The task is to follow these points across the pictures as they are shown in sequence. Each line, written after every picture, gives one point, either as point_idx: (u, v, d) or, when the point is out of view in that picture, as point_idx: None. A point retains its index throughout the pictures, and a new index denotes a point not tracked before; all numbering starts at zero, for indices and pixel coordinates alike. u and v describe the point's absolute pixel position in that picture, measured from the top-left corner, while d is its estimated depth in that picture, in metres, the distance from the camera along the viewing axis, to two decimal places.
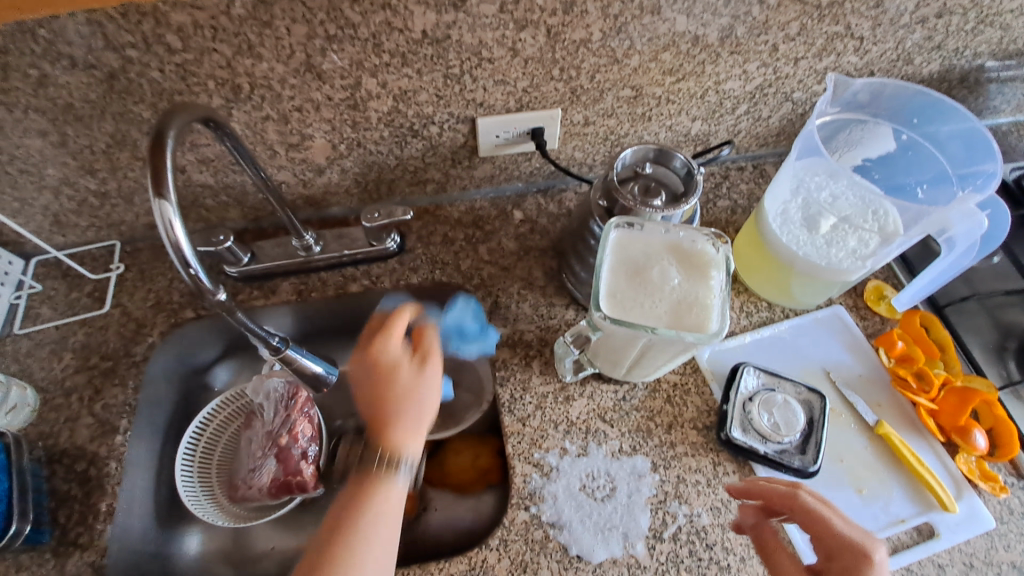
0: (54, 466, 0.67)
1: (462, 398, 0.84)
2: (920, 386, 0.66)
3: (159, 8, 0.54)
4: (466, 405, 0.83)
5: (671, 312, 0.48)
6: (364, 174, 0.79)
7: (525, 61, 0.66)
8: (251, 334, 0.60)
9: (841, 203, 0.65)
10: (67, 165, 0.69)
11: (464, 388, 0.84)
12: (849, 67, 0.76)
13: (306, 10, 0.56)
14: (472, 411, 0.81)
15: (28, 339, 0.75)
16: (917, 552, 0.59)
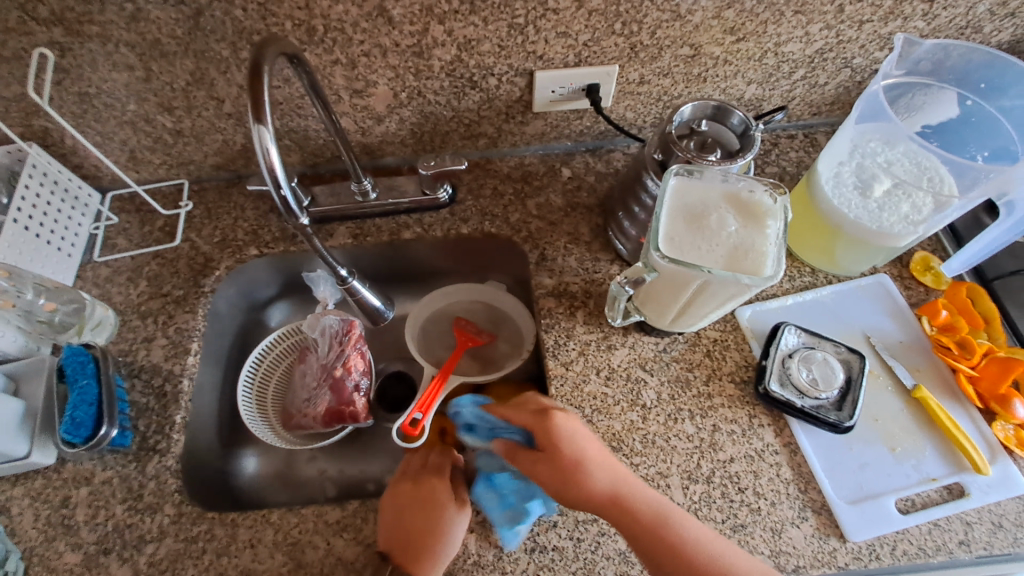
0: (134, 380, 0.73)
1: (500, 348, 0.86)
2: (961, 354, 0.67)
3: None
4: (505, 354, 0.86)
5: (727, 256, 0.50)
6: (420, 124, 0.81)
7: (590, 13, 0.67)
8: (326, 262, 0.68)
9: (896, 169, 0.65)
10: (148, 101, 0.73)
11: (503, 338, 0.86)
12: (914, 33, 0.74)
13: None
14: (511, 360, 0.84)
15: (106, 267, 0.81)
16: (945, 508, 0.61)
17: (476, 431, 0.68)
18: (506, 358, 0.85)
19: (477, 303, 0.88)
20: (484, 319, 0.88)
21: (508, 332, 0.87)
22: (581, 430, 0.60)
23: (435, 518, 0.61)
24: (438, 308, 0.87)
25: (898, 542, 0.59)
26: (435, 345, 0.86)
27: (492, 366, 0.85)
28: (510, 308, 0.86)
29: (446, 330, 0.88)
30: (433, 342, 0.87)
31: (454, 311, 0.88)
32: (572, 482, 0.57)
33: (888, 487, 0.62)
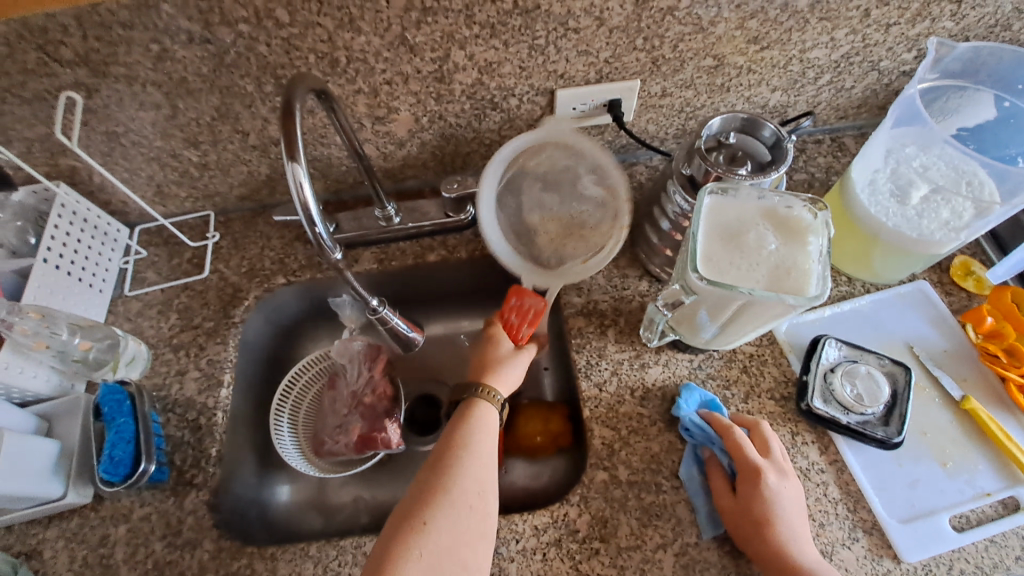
0: (168, 414, 0.73)
1: (590, 191, 0.74)
2: (1010, 362, 0.65)
3: None
4: (597, 199, 0.74)
5: (768, 276, 0.49)
6: (441, 147, 0.81)
7: (611, 30, 0.66)
8: (356, 291, 0.67)
9: (933, 173, 0.64)
10: (173, 137, 0.74)
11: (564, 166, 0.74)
12: (943, 33, 0.73)
13: None
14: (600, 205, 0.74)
15: (137, 301, 0.82)
16: (1003, 525, 0.58)
17: (695, 436, 0.63)
18: (598, 208, 0.74)
19: (553, 147, 0.74)
20: (563, 162, 0.75)
21: (588, 165, 0.74)
22: (791, 489, 0.58)
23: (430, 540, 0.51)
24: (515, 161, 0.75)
25: (955, 562, 0.57)
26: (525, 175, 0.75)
27: (585, 224, 0.74)
28: (597, 155, 0.73)
29: (537, 187, 0.76)
30: (529, 170, 0.75)
31: (530, 149, 0.75)
32: (753, 529, 0.56)
33: (941, 504, 0.60)
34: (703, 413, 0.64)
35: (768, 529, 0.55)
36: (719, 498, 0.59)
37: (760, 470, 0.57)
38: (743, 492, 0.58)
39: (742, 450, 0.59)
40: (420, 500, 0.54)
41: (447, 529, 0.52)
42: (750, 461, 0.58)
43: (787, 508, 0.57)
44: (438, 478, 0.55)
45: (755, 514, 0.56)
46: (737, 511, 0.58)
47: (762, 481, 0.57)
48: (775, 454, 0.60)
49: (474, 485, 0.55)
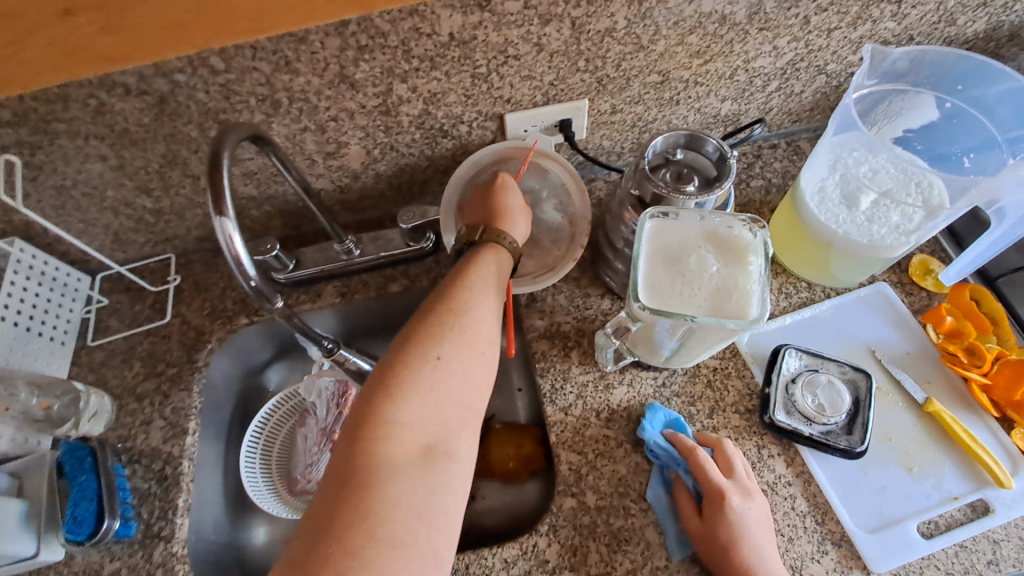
0: (135, 466, 0.72)
1: (548, 216, 0.76)
2: (970, 361, 0.65)
3: (250, 21, 0.58)
4: (555, 226, 0.76)
5: (710, 300, 0.49)
6: (397, 176, 0.81)
7: (551, 54, 0.66)
8: (300, 330, 0.67)
9: (882, 177, 0.63)
10: (124, 186, 0.74)
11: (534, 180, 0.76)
12: (886, 33, 0.73)
13: (340, 23, 0.58)
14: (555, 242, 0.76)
15: (101, 350, 0.81)
16: (970, 528, 0.58)
17: (660, 458, 0.63)
18: (554, 231, 0.76)
19: (519, 161, 0.75)
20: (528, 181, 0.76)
21: (552, 192, 0.76)
22: (756, 508, 0.57)
23: (391, 444, 0.49)
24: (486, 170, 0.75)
25: (924, 569, 0.57)
26: (485, 186, 0.76)
27: (541, 244, 0.76)
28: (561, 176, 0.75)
29: None
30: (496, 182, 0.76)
31: (498, 162, 0.76)
32: (722, 555, 0.55)
33: (908, 510, 0.59)
34: (667, 435, 0.63)
35: (738, 551, 0.55)
36: (688, 524, 0.58)
37: (725, 492, 0.57)
38: (712, 517, 0.57)
39: (706, 472, 0.58)
40: (393, 372, 0.52)
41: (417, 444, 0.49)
42: (716, 483, 0.57)
43: (755, 530, 0.56)
44: (416, 347, 0.54)
45: (724, 539, 0.55)
46: (707, 538, 0.56)
47: (728, 503, 0.56)
48: (740, 473, 0.59)
49: (453, 413, 0.52)
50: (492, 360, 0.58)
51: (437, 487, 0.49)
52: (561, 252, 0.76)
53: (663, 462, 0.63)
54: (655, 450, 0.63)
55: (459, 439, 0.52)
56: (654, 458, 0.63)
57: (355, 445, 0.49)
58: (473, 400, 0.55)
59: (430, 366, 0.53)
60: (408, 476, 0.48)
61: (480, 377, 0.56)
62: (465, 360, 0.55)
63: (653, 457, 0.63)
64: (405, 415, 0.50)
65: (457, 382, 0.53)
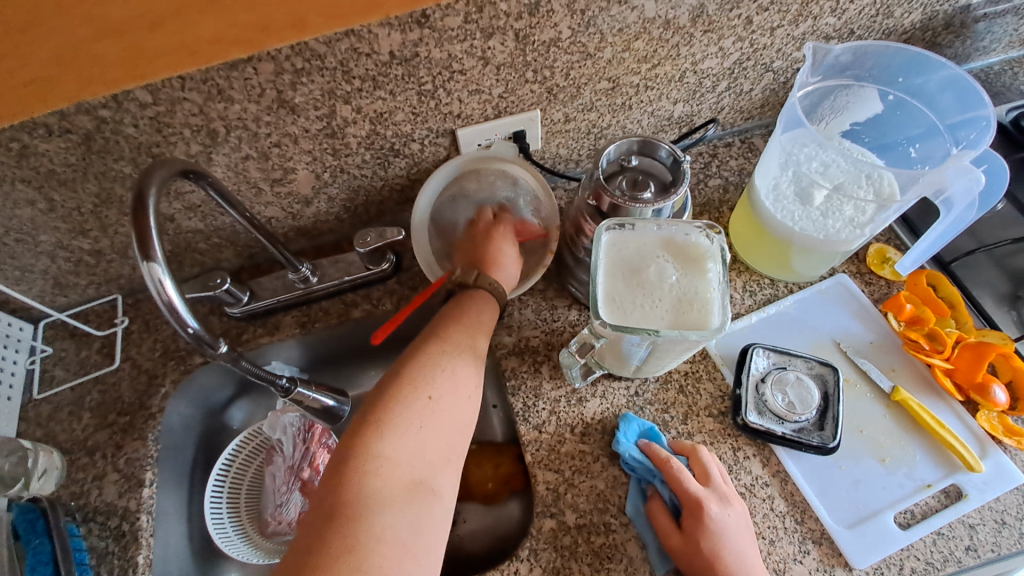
0: (89, 524, 0.68)
1: (525, 222, 0.76)
2: (932, 347, 0.65)
3: (127, 71, 0.54)
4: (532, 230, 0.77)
5: (672, 311, 0.48)
6: (351, 199, 0.78)
7: (498, 68, 0.65)
8: (253, 373, 0.64)
9: (832, 172, 0.64)
10: (58, 229, 0.70)
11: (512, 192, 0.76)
12: (827, 29, 0.73)
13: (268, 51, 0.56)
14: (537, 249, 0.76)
15: (46, 403, 0.76)
16: (945, 515, 0.59)
17: (636, 470, 0.62)
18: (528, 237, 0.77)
19: (491, 172, 0.75)
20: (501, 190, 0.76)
21: (525, 198, 0.76)
22: (734, 516, 0.57)
23: (379, 475, 0.50)
24: (456, 184, 0.75)
25: (905, 560, 0.57)
26: (460, 198, 0.76)
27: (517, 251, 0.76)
28: (533, 184, 0.75)
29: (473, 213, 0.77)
30: (468, 194, 0.76)
31: (472, 175, 0.75)
32: (704, 567, 0.54)
33: (884, 502, 0.60)
34: (642, 445, 0.62)
35: (719, 561, 0.54)
36: (666, 538, 0.57)
37: (702, 502, 0.56)
38: (690, 529, 0.56)
39: (682, 483, 0.57)
40: (383, 406, 0.54)
41: (404, 478, 0.51)
42: (693, 494, 0.56)
43: (734, 539, 0.55)
44: (408, 383, 0.56)
45: (704, 551, 0.54)
46: (688, 551, 0.55)
47: (705, 513, 0.55)
48: (716, 479, 0.59)
49: (439, 448, 0.54)
50: (478, 403, 0.60)
51: (421, 519, 0.50)
52: (538, 259, 0.76)
53: (639, 474, 0.61)
54: (631, 462, 0.62)
55: (443, 477, 0.54)
56: (631, 471, 0.62)
57: (344, 477, 0.50)
58: (458, 440, 0.57)
59: (419, 403, 0.55)
60: (394, 509, 0.49)
61: (467, 418, 0.58)
62: (454, 402, 0.57)
63: (631, 470, 0.62)
64: (393, 449, 0.52)
65: (445, 421, 0.56)
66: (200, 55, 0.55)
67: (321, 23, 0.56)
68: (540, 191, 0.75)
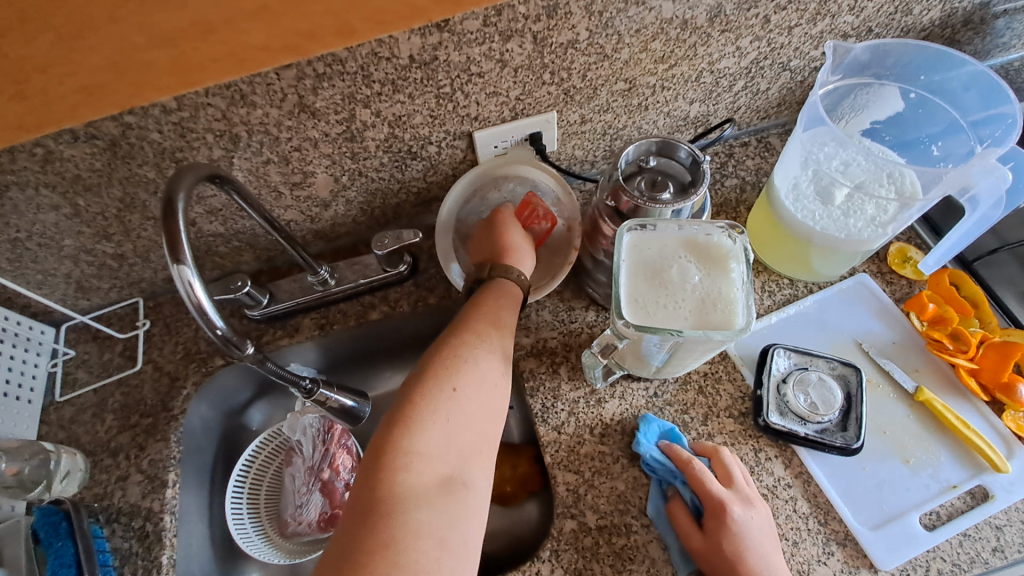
0: (113, 525, 0.69)
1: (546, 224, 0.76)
2: (956, 347, 0.65)
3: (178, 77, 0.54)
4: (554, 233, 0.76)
5: (695, 311, 0.48)
6: (368, 202, 0.79)
7: (515, 70, 0.65)
8: (277, 374, 0.65)
9: (853, 171, 0.63)
10: (83, 234, 0.71)
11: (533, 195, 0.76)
12: (845, 27, 0.73)
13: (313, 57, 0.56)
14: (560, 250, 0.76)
15: (69, 405, 0.77)
16: (971, 516, 0.58)
17: (656, 472, 0.62)
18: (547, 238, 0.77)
19: (511, 177, 0.76)
20: (523, 194, 0.77)
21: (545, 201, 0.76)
22: (757, 518, 0.56)
23: (409, 472, 0.50)
24: (478, 192, 0.76)
25: (931, 562, 0.57)
26: (481, 205, 0.77)
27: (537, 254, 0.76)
28: (552, 186, 0.75)
29: None
30: (490, 201, 0.77)
31: (492, 181, 0.76)
32: (726, 569, 0.54)
33: (909, 503, 0.59)
34: (664, 446, 0.62)
35: (742, 564, 0.54)
36: (688, 541, 0.57)
37: (725, 506, 0.56)
38: (713, 532, 0.55)
39: (705, 485, 0.57)
40: (410, 403, 0.54)
41: (436, 473, 0.51)
42: (716, 497, 0.56)
43: (758, 541, 0.55)
44: (432, 380, 0.56)
45: (726, 554, 0.54)
46: (711, 553, 0.55)
47: (728, 516, 0.55)
48: (738, 481, 0.58)
49: (469, 438, 0.54)
50: (503, 390, 0.59)
51: (459, 512, 0.50)
52: (559, 259, 0.75)
53: (660, 476, 0.61)
54: (652, 464, 0.62)
55: (475, 468, 0.53)
56: (652, 472, 0.62)
57: (376, 476, 0.50)
58: (488, 430, 0.56)
59: (444, 397, 0.55)
60: (428, 504, 0.49)
61: (494, 406, 0.58)
62: (479, 393, 0.57)
63: (652, 471, 0.62)
64: (421, 444, 0.51)
65: (472, 412, 0.55)
66: (253, 61, 0.55)
67: (370, 29, 0.56)
68: (560, 193, 0.74)
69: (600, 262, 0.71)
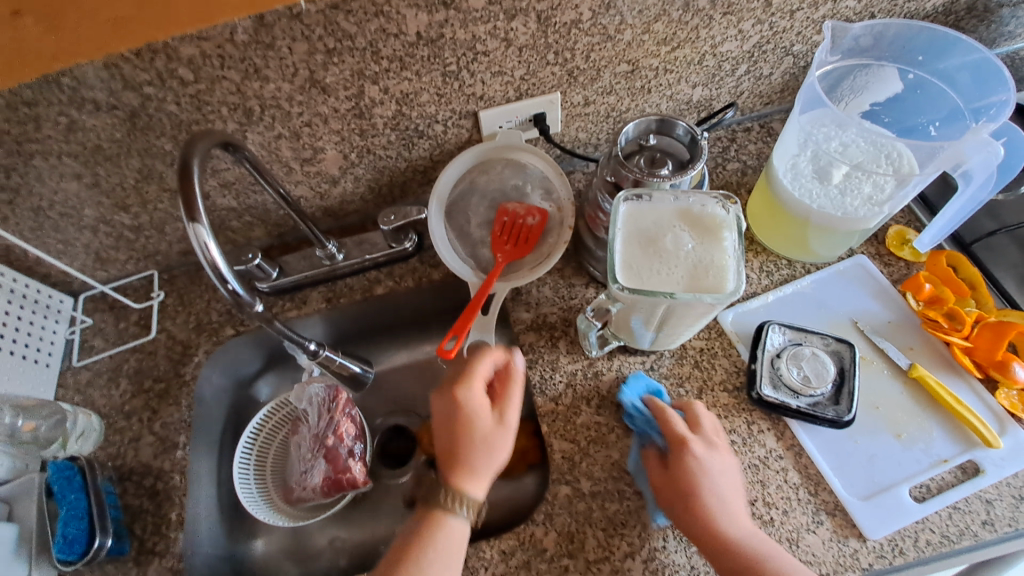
0: (126, 483, 0.72)
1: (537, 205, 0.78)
2: (951, 326, 0.65)
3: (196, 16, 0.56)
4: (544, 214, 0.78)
5: (688, 276, 0.50)
6: (376, 179, 0.81)
7: (520, 49, 0.67)
8: (287, 336, 0.68)
9: (852, 151, 0.64)
10: (102, 204, 0.74)
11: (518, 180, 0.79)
12: (848, 12, 0.74)
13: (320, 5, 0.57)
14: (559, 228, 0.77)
15: (86, 371, 0.80)
16: (963, 490, 0.59)
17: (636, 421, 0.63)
18: None
19: (500, 162, 0.78)
20: (512, 179, 0.78)
21: (535, 184, 0.78)
22: (721, 460, 0.58)
23: None
24: (468, 177, 0.78)
25: (920, 533, 0.58)
26: (472, 191, 0.79)
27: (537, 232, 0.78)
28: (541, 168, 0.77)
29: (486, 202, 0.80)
30: (480, 186, 0.79)
31: (481, 167, 0.78)
32: (684, 502, 0.56)
33: (900, 476, 0.60)
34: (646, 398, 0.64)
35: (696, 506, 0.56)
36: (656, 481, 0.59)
37: (686, 441, 0.58)
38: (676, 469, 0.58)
39: (671, 424, 0.60)
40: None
41: None
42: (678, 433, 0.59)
43: (720, 481, 0.57)
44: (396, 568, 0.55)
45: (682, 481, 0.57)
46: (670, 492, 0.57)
47: (689, 453, 0.58)
48: (706, 429, 0.60)
49: None
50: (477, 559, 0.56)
51: None
52: (554, 240, 0.77)
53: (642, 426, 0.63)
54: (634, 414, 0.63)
55: None
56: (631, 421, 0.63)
57: None
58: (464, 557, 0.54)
59: None
60: None
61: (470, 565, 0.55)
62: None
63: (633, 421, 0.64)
64: None
65: None
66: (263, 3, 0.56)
67: None
68: (549, 175, 0.77)
69: (601, 239, 0.72)
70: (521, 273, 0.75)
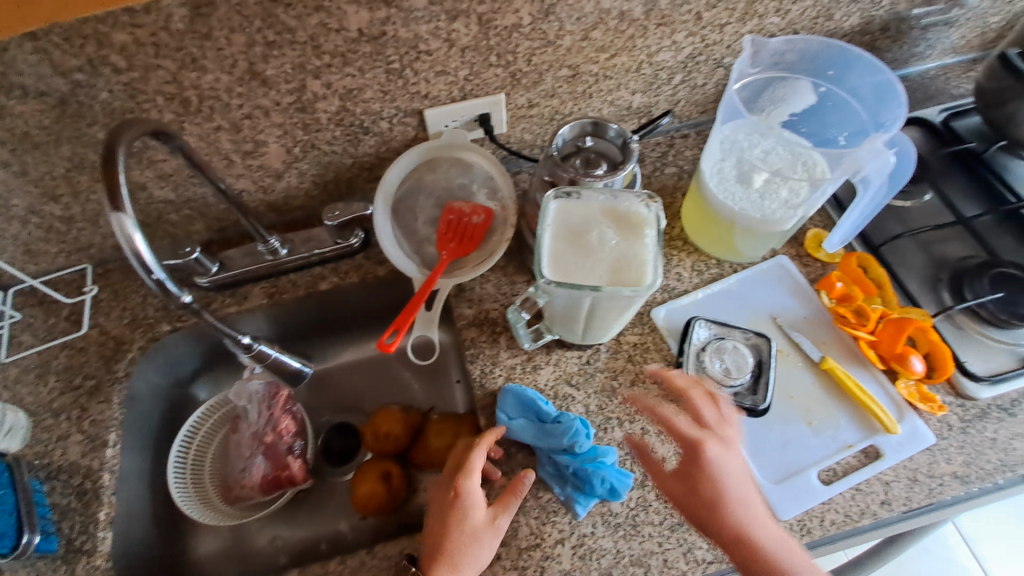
0: (53, 481, 0.69)
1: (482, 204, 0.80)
2: (859, 321, 0.70)
3: None
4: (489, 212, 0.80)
5: (610, 270, 0.52)
6: (321, 175, 0.81)
7: (463, 50, 0.69)
8: (223, 334, 0.68)
9: (772, 158, 0.68)
10: (30, 193, 0.71)
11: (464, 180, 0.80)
12: (773, 28, 0.79)
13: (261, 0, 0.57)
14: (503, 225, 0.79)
15: (12, 367, 0.77)
16: (864, 472, 0.64)
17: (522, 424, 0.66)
18: None
19: (446, 161, 0.79)
20: (458, 178, 0.80)
21: (480, 183, 0.80)
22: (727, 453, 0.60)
23: None
24: (414, 176, 0.79)
25: (826, 513, 0.62)
26: (419, 189, 0.80)
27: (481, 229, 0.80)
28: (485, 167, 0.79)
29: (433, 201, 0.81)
30: (426, 184, 0.80)
31: (427, 164, 0.79)
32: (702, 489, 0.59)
33: (809, 461, 0.64)
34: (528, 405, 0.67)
35: (723, 502, 0.57)
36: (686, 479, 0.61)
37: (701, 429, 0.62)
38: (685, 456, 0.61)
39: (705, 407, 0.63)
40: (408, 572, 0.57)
41: None
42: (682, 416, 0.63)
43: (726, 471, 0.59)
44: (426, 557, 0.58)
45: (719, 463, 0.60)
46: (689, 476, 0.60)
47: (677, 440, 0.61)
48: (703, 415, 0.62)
49: None
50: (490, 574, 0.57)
51: None
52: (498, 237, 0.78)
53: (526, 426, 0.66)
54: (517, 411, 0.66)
55: None
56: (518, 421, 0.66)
57: None
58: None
59: None
60: None
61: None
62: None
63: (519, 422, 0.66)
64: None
65: None
66: None
67: None
68: (494, 174, 0.79)
69: None
70: (462, 269, 0.77)
